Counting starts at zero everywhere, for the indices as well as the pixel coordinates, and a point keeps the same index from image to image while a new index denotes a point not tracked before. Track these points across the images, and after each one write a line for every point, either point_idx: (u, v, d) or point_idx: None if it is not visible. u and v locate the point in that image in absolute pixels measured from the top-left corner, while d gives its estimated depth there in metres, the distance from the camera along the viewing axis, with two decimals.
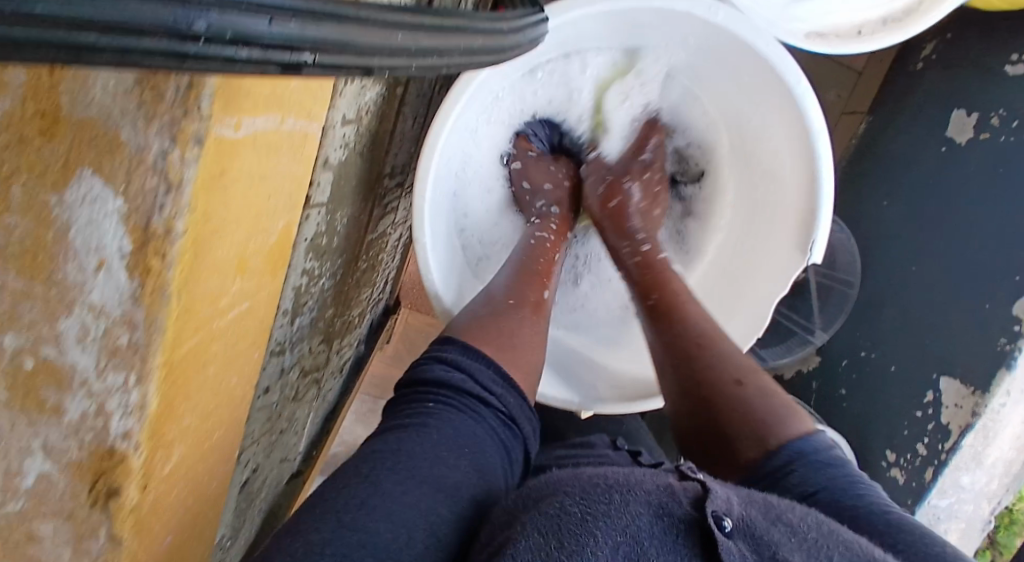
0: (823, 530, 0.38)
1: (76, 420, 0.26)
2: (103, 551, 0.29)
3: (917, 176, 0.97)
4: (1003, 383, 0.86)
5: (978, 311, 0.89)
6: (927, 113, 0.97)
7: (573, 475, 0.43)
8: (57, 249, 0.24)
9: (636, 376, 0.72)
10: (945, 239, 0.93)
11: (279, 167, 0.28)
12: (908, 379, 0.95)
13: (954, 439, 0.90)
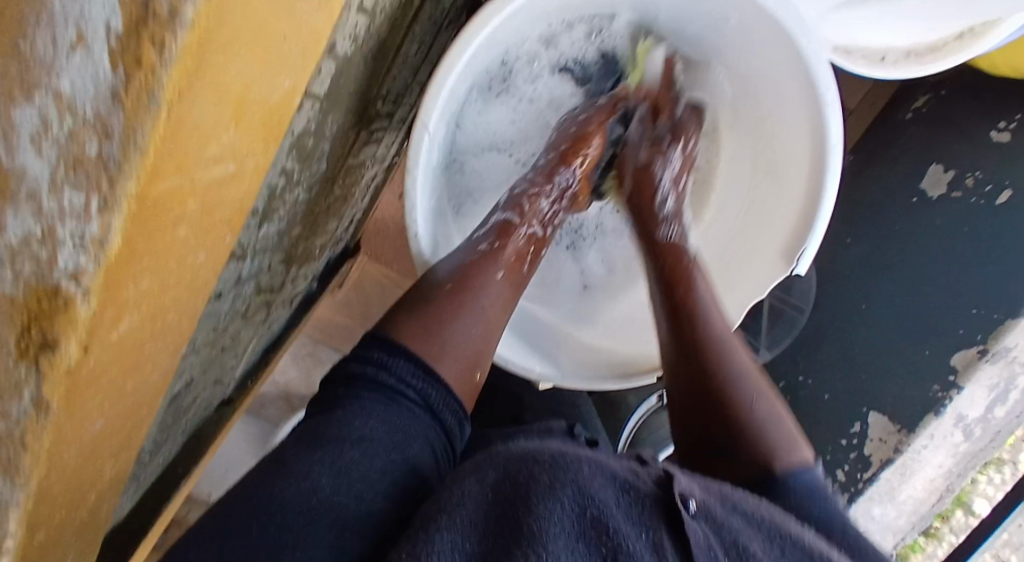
0: (777, 524, 0.39)
1: (16, 245, 0.22)
2: (22, 420, 0.24)
3: (879, 222, 0.99)
4: (928, 426, 0.90)
5: (919, 357, 0.92)
6: (905, 164, 0.98)
7: (538, 445, 0.41)
8: (29, 10, 0.19)
9: (596, 359, 0.71)
10: (903, 281, 0.95)
11: (302, 4, 0.24)
12: (838, 406, 0.98)
13: (874, 470, 0.94)
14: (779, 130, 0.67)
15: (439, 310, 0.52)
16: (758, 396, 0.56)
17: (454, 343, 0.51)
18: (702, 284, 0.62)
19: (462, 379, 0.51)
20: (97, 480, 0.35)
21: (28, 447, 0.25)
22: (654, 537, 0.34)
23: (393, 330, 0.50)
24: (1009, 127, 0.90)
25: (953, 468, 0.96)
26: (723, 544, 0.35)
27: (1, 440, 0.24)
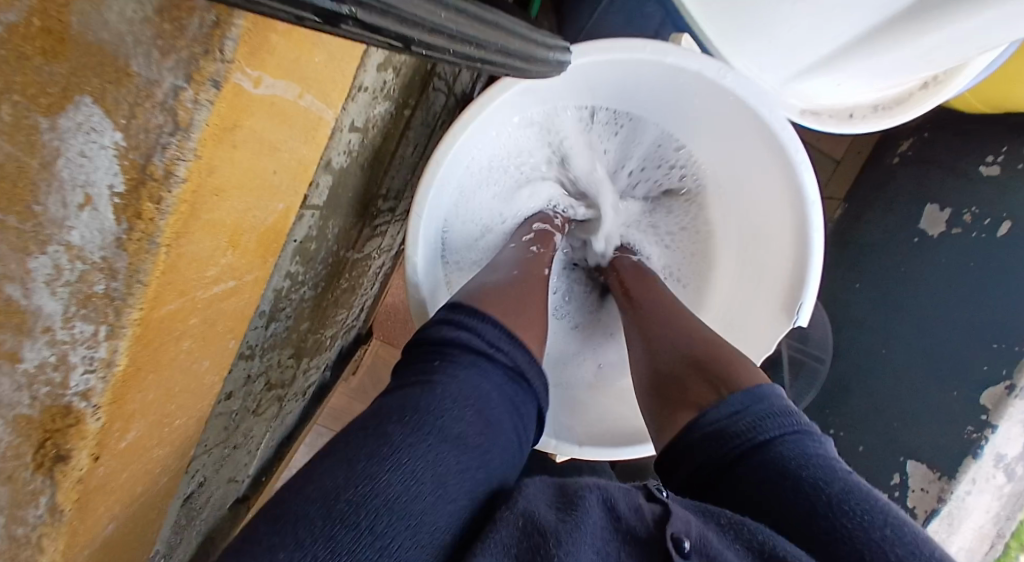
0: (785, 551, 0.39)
1: (32, 371, 0.28)
2: (39, 524, 0.30)
3: (892, 263, 1.00)
4: (968, 471, 0.86)
5: (946, 399, 0.89)
6: (903, 205, 1.01)
7: (551, 501, 0.41)
8: (39, 178, 0.26)
9: (619, 427, 0.70)
10: (915, 324, 0.94)
11: (285, 147, 0.32)
12: (877, 459, 0.95)
13: (920, 524, 0.89)
14: (759, 193, 0.70)
15: (511, 305, 0.56)
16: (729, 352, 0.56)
17: (527, 326, 0.55)
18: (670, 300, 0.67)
19: (530, 381, 0.52)
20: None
21: (43, 548, 0.31)
22: None
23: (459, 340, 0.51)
24: (997, 161, 0.89)
25: (1000, 511, 0.91)
26: None
27: (21, 543, 0.30)
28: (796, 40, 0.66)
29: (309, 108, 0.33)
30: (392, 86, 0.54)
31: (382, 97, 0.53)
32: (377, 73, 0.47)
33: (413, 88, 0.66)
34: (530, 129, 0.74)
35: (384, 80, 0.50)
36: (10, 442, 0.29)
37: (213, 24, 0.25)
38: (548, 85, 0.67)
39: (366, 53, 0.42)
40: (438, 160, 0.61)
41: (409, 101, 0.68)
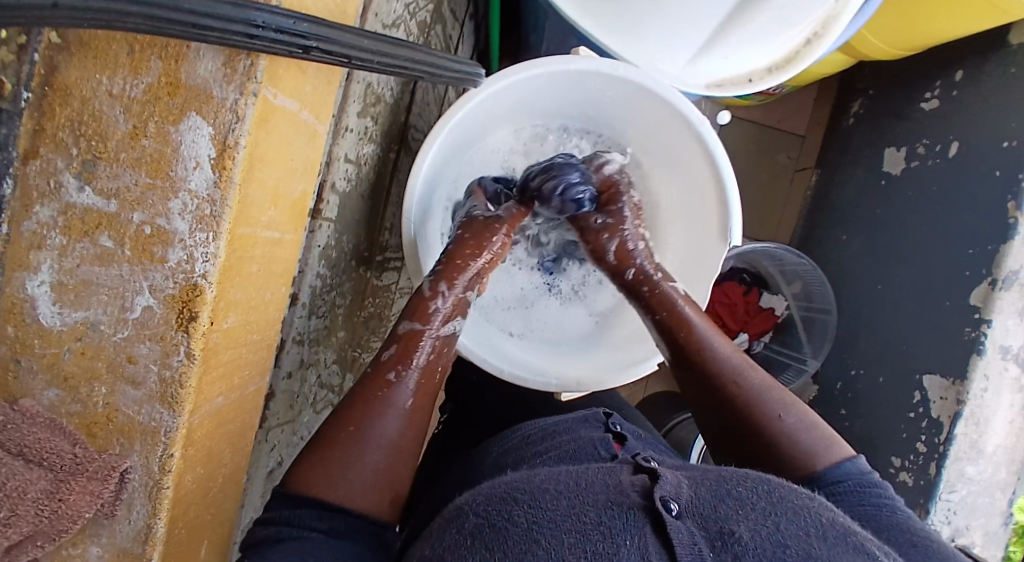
0: (771, 497, 0.47)
1: (174, 265, 0.36)
2: (180, 366, 0.37)
3: (868, 212, 1.26)
4: (977, 367, 1.01)
5: (941, 311, 1.08)
6: (867, 159, 1.28)
7: (522, 478, 0.51)
8: (172, 156, 0.36)
9: (611, 363, 0.83)
10: (902, 260, 1.18)
11: (297, 143, 0.42)
12: (896, 386, 1.14)
13: (947, 429, 1.03)
14: (678, 150, 0.83)
15: (341, 439, 0.55)
16: (785, 403, 0.60)
17: (353, 475, 0.54)
18: (701, 323, 0.67)
19: (373, 490, 0.54)
20: (219, 467, 0.46)
21: (184, 386, 0.38)
22: (640, 541, 0.41)
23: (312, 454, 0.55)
24: (935, 96, 1.14)
25: None
26: (704, 530, 0.42)
27: (169, 383, 0.38)
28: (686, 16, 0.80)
29: (306, 118, 0.43)
30: (374, 130, 0.70)
31: (368, 139, 0.69)
32: (359, 117, 0.63)
33: (395, 134, 0.81)
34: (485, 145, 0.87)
35: (366, 125, 0.66)
36: (162, 315, 0.37)
37: (252, 60, 0.35)
38: (495, 107, 0.80)
39: (347, 97, 0.59)
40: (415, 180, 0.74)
41: (394, 145, 0.82)
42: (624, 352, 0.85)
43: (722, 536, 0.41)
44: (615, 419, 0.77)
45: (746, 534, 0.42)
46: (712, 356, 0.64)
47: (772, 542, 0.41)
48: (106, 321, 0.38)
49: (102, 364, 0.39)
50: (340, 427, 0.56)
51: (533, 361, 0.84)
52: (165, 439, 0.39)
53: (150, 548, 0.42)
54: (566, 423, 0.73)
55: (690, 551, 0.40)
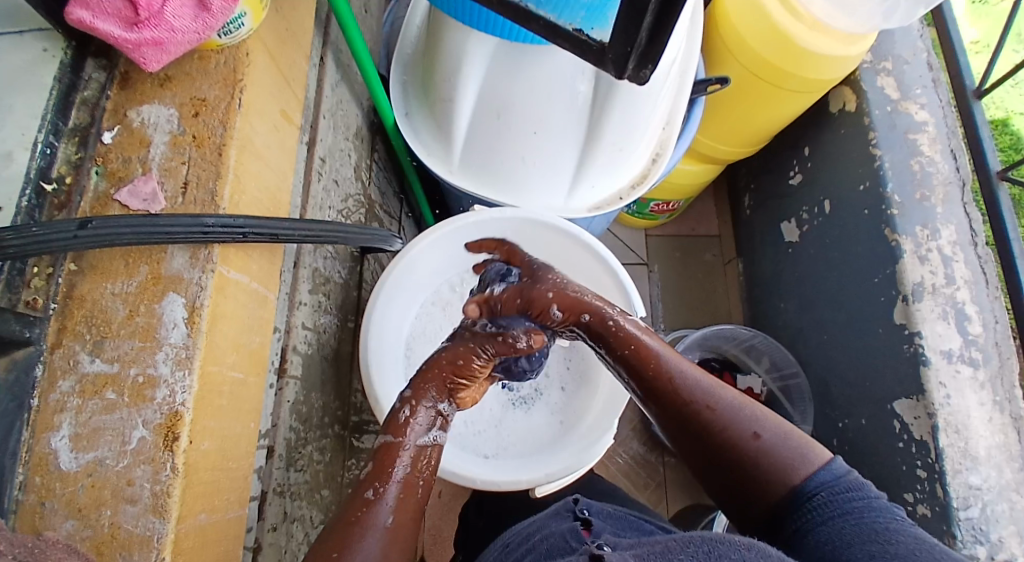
0: (711, 557, 0.47)
1: (161, 400, 0.47)
2: (168, 480, 0.46)
3: (792, 277, 1.34)
4: (930, 378, 0.97)
5: (880, 338, 1.08)
6: (769, 231, 1.41)
7: None
8: (156, 322, 0.49)
9: (581, 446, 0.87)
10: (829, 303, 1.23)
11: (250, 306, 0.57)
12: (877, 424, 1.09)
13: (933, 446, 0.95)
14: (575, 260, 0.96)
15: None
16: (758, 419, 0.61)
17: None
18: (669, 354, 0.66)
19: None
20: None
21: (171, 494, 0.46)
22: None
23: None
24: (797, 172, 1.33)
25: (998, 398, 0.94)
26: None
27: (161, 494, 0.46)
28: (549, 169, 1.01)
29: (256, 288, 0.58)
30: (327, 303, 0.84)
31: (324, 311, 0.83)
32: (310, 293, 0.78)
33: (349, 307, 0.94)
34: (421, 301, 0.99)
35: (319, 299, 0.81)
36: (152, 440, 0.47)
37: (210, 248, 0.51)
38: (417, 272, 0.93)
39: (295, 281, 0.74)
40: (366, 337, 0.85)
41: (349, 317, 0.94)
42: (589, 433, 0.90)
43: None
44: (584, 504, 0.78)
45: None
46: (689, 384, 0.63)
47: None
48: (111, 456, 0.46)
49: (107, 491, 0.46)
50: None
51: (509, 468, 0.87)
52: (157, 546, 0.45)
53: None
54: (541, 527, 0.73)
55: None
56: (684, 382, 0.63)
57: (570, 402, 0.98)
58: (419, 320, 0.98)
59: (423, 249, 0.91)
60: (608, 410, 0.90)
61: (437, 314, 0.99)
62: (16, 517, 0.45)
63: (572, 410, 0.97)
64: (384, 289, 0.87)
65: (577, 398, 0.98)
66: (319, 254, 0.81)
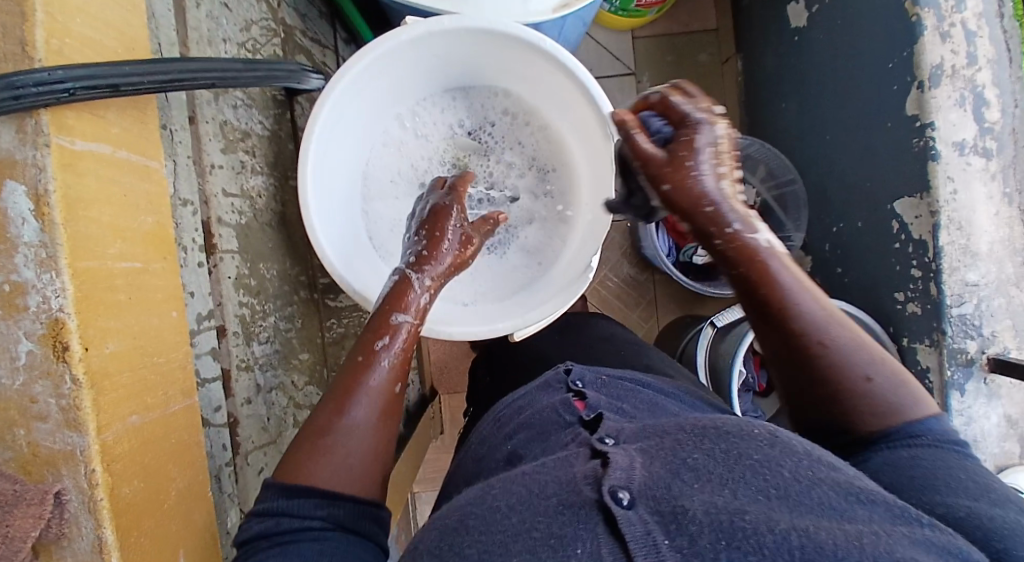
0: (732, 460, 0.36)
1: (36, 307, 0.41)
2: (72, 391, 0.41)
3: (790, 65, 1.09)
4: (937, 173, 0.84)
5: (885, 133, 0.91)
6: (751, 17, 1.15)
7: (475, 495, 0.41)
8: (3, 220, 0.41)
9: (562, 284, 0.80)
10: (827, 98, 1.01)
11: (125, 180, 0.48)
12: (875, 223, 0.97)
13: (932, 245, 0.86)
14: (538, 76, 0.79)
15: (305, 448, 0.47)
16: (877, 360, 0.45)
17: (332, 466, 0.47)
18: (791, 275, 0.46)
19: (360, 476, 0.48)
20: (169, 480, 0.50)
21: (80, 405, 0.42)
22: (592, 548, 0.32)
23: (291, 461, 0.47)
24: None
25: (1008, 188, 0.84)
26: (662, 519, 0.33)
27: (69, 407, 0.42)
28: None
29: (133, 158, 0.49)
30: (254, 163, 0.75)
31: (250, 172, 0.74)
32: (224, 154, 0.68)
33: (287, 162, 0.84)
34: (369, 145, 0.86)
35: (239, 159, 0.72)
36: (43, 352, 0.41)
37: (37, 118, 0.41)
38: (352, 112, 0.78)
39: (199, 140, 0.65)
40: (303, 194, 0.73)
41: (291, 174, 0.85)
42: (570, 269, 0.81)
43: (675, 518, 0.33)
44: (578, 372, 0.60)
45: (699, 510, 0.33)
46: (806, 310, 0.45)
47: (732, 511, 0.33)
48: (5, 375, 0.42)
49: (14, 410, 0.42)
50: (307, 433, 0.48)
51: (485, 314, 0.80)
52: (82, 457, 0.42)
53: (107, 556, 0.43)
54: (526, 395, 0.59)
55: (647, 548, 0.31)
56: (802, 307, 0.45)
57: (547, 240, 0.89)
58: (373, 169, 0.87)
59: (364, 78, 0.75)
60: (589, 246, 0.81)
61: (393, 157, 0.88)
62: None
63: (549, 250, 0.88)
64: (317, 133, 0.73)
65: (558, 236, 0.88)
66: (224, 101, 0.69)
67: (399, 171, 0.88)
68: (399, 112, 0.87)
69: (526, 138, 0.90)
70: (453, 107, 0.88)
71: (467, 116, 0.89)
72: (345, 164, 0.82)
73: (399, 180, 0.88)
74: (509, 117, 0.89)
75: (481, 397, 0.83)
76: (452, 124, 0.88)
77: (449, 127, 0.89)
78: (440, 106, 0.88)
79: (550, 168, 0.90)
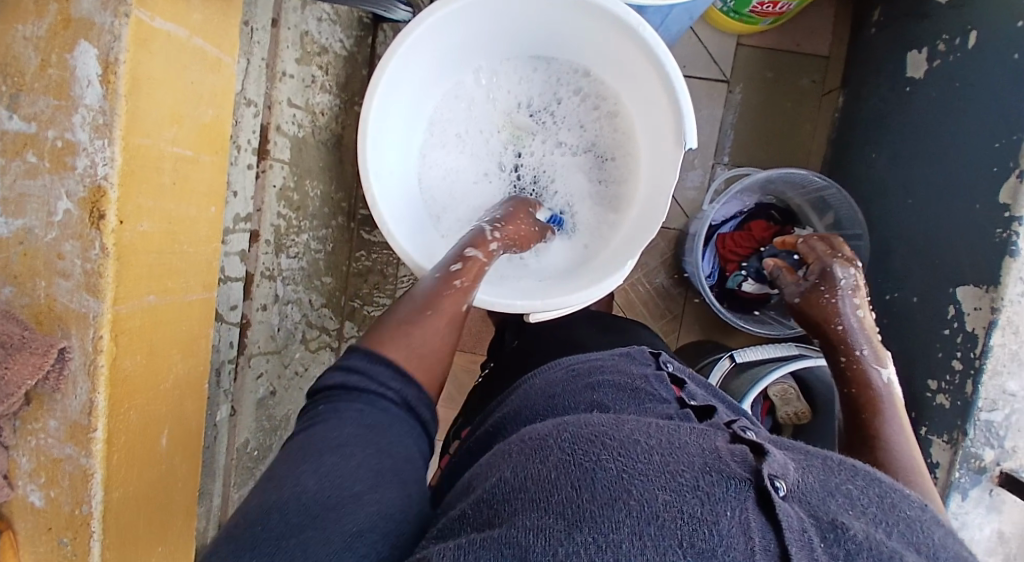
0: (886, 504, 0.34)
1: (82, 170, 0.42)
2: (98, 259, 0.43)
3: (892, 116, 1.01)
4: (1011, 271, 0.78)
5: (971, 214, 0.85)
6: (877, 52, 1.05)
7: (607, 421, 0.38)
8: (70, 79, 0.41)
9: (597, 273, 0.77)
10: (922, 160, 0.94)
11: (194, 68, 0.48)
12: (932, 303, 0.90)
13: (982, 342, 0.81)
14: (622, 62, 0.76)
15: (388, 328, 0.50)
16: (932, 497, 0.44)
17: (405, 343, 0.49)
18: (896, 418, 0.52)
19: (420, 366, 0.49)
20: (171, 363, 0.52)
21: (103, 274, 0.43)
22: (739, 517, 0.30)
23: (369, 344, 0.49)
24: None
25: None
26: (819, 524, 0.31)
27: (92, 273, 0.43)
28: None
29: (208, 50, 0.49)
30: (324, 80, 0.74)
31: (319, 88, 0.74)
32: (297, 65, 0.68)
33: (356, 87, 0.83)
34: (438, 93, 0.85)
35: (310, 73, 0.71)
36: (80, 214, 0.42)
37: None
38: (432, 55, 0.77)
39: (276, 44, 0.64)
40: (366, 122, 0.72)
41: (358, 99, 0.84)
42: (612, 260, 0.78)
43: (833, 529, 0.30)
44: (665, 357, 0.62)
45: (862, 533, 0.30)
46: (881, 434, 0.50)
47: (893, 549, 0.30)
48: (39, 225, 0.43)
49: (40, 262, 0.44)
50: (387, 323, 0.50)
51: (516, 286, 0.78)
52: (93, 322, 0.43)
53: (95, 419, 0.45)
54: (609, 359, 0.58)
55: (800, 542, 0.29)
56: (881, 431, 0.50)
57: (597, 227, 0.87)
58: (440, 116, 0.86)
59: (445, 24, 0.73)
60: (633, 241, 0.77)
61: (462, 110, 0.87)
62: None
63: (596, 240, 0.86)
64: (393, 63, 0.71)
65: (605, 229, 0.85)
66: (310, 12, 0.68)
67: (462, 127, 0.87)
68: (477, 65, 0.85)
69: (595, 124, 0.87)
70: (531, 75, 0.86)
71: (542, 88, 0.87)
72: (414, 105, 0.81)
73: (463, 133, 0.87)
74: (585, 99, 0.86)
75: (506, 354, 0.84)
76: (526, 93, 0.87)
77: (522, 93, 0.87)
78: (518, 70, 0.86)
79: (610, 156, 0.87)
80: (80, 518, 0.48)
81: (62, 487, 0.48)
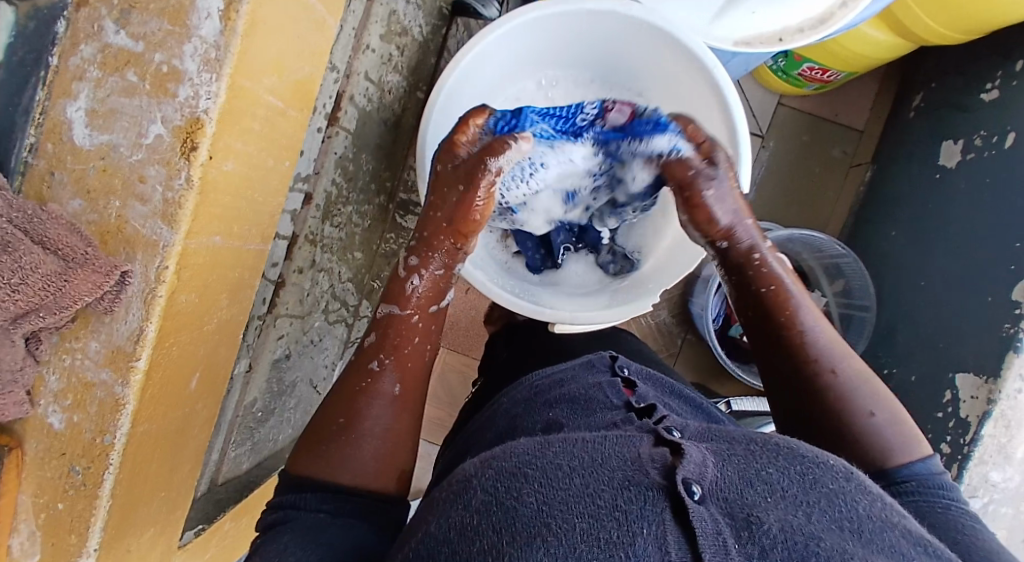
0: (808, 483, 0.36)
1: (184, 99, 0.42)
2: (180, 189, 0.42)
3: (919, 199, 1.03)
4: (1013, 366, 0.79)
5: (983, 305, 0.87)
6: (914, 136, 1.08)
7: (532, 446, 0.39)
8: (190, 9, 0.41)
9: (630, 293, 0.75)
10: (944, 246, 0.96)
11: (303, 25, 0.48)
12: (928, 385, 0.91)
13: (974, 429, 0.80)
14: (690, 94, 0.76)
15: (313, 443, 0.51)
16: (876, 396, 0.49)
17: (346, 457, 0.50)
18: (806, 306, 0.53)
19: (373, 468, 0.50)
20: (217, 309, 0.51)
21: (180, 204, 0.42)
22: (656, 532, 0.31)
23: (300, 469, 0.50)
24: (995, 85, 0.92)
25: None
26: (734, 522, 0.32)
27: (170, 201, 0.42)
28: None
29: (319, 9, 0.49)
30: (399, 61, 0.75)
31: (392, 68, 0.74)
32: (381, 41, 0.69)
33: (423, 74, 0.83)
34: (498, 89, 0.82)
35: (389, 51, 0.72)
36: (171, 141, 0.42)
37: None
38: (505, 53, 0.77)
39: (367, 17, 0.65)
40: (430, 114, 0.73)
41: (421, 86, 0.84)
42: (645, 278, 0.76)
43: (749, 526, 0.32)
44: (622, 361, 0.63)
45: (775, 526, 0.32)
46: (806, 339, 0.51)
47: (805, 535, 0.32)
48: (125, 145, 0.43)
49: (118, 181, 0.43)
50: (307, 445, 0.51)
51: (539, 291, 0.77)
52: (162, 251, 0.43)
53: (140, 348, 0.45)
54: (572, 369, 0.60)
55: (715, 546, 0.30)
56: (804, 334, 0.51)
57: None
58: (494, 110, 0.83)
59: (521, 26, 0.73)
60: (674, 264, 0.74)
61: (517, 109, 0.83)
62: (23, 180, 0.44)
63: None
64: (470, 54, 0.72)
65: None
66: None
67: None
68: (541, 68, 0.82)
69: None
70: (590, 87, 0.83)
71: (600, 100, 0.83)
72: (474, 99, 0.80)
73: None
74: None
75: (496, 368, 0.83)
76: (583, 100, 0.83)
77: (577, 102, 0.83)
78: (578, 79, 0.83)
79: None
80: (99, 448, 0.47)
81: (87, 413, 0.46)
